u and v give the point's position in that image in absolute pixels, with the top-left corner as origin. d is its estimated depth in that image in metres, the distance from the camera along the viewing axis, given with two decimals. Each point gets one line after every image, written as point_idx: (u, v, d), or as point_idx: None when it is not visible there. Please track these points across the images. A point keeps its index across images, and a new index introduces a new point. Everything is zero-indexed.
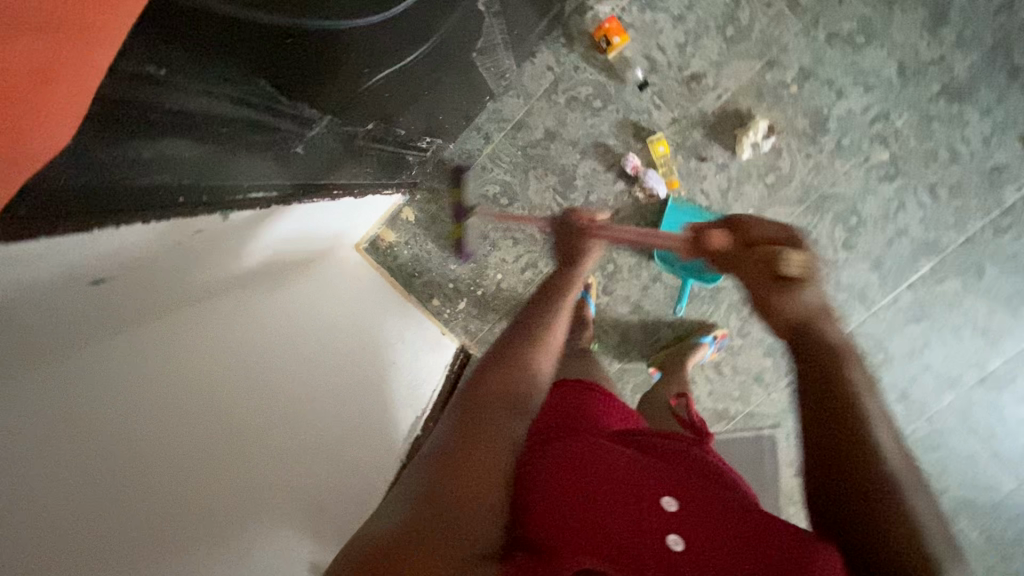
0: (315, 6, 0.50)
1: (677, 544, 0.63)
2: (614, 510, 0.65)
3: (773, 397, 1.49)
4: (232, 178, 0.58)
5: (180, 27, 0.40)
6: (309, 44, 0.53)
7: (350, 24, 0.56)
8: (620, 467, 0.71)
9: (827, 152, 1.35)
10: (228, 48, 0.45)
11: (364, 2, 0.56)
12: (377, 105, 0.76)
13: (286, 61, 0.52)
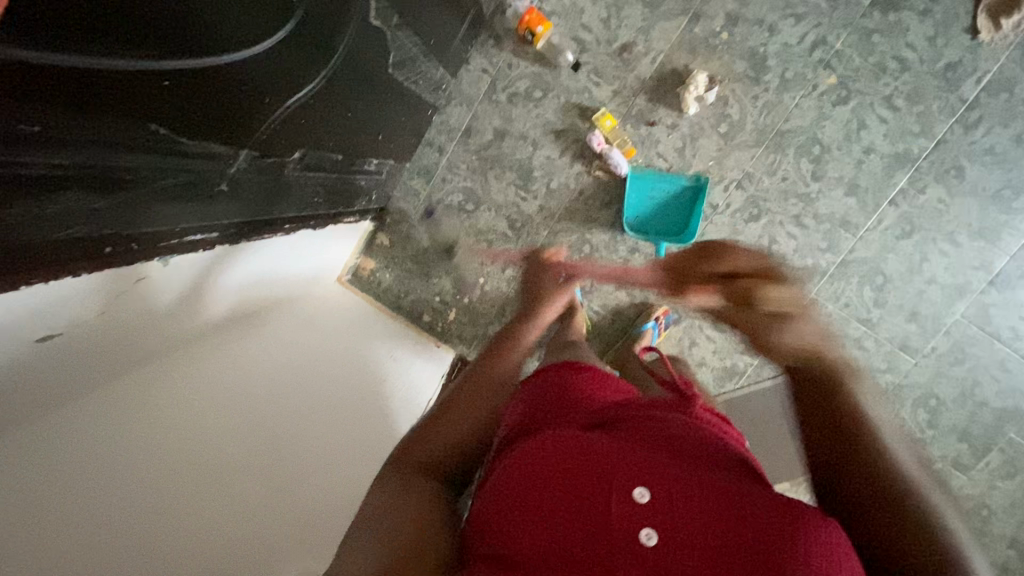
0: (185, 41, 0.51)
1: (653, 539, 0.59)
2: (578, 516, 0.61)
3: None
4: (155, 221, 0.62)
5: (51, 89, 0.42)
6: (192, 81, 0.55)
7: (233, 55, 0.58)
8: (585, 465, 0.65)
9: (774, 89, 1.34)
10: (106, 99, 0.47)
11: (242, 30, 0.58)
12: (299, 133, 0.79)
13: (173, 102, 0.54)
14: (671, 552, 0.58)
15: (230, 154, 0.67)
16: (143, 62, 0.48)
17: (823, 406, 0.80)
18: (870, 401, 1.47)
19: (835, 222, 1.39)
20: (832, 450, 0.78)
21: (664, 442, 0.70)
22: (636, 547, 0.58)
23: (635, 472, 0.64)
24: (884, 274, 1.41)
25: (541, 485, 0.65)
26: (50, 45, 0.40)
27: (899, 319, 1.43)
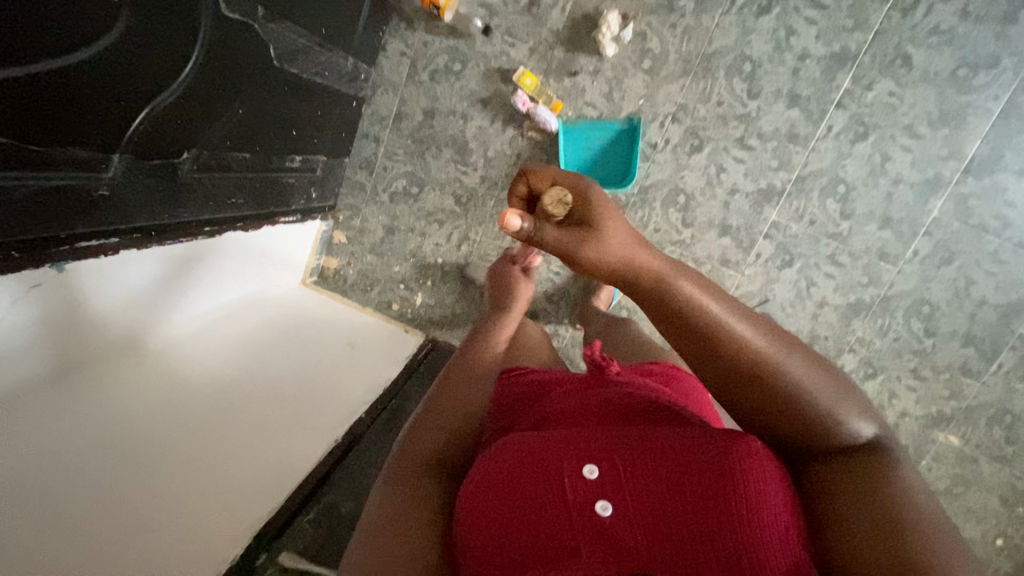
0: (7, 53, 0.55)
1: (608, 510, 0.61)
2: (537, 506, 0.62)
3: (749, 273, 1.41)
4: (31, 228, 0.68)
5: None
6: (30, 92, 0.59)
7: (69, 61, 0.61)
8: (538, 456, 0.65)
9: (691, 13, 1.29)
10: None
11: (76, 34, 0.61)
12: (179, 133, 0.83)
13: (14, 115, 0.59)
14: (627, 521, 0.60)
15: (99, 158, 0.72)
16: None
17: (687, 317, 0.61)
18: (856, 318, 1.41)
19: (783, 137, 1.33)
20: (723, 377, 0.61)
21: (610, 413, 0.71)
22: (593, 522, 0.61)
23: (583, 451, 0.65)
24: (846, 182, 1.33)
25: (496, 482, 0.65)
26: None
27: (871, 228, 1.35)
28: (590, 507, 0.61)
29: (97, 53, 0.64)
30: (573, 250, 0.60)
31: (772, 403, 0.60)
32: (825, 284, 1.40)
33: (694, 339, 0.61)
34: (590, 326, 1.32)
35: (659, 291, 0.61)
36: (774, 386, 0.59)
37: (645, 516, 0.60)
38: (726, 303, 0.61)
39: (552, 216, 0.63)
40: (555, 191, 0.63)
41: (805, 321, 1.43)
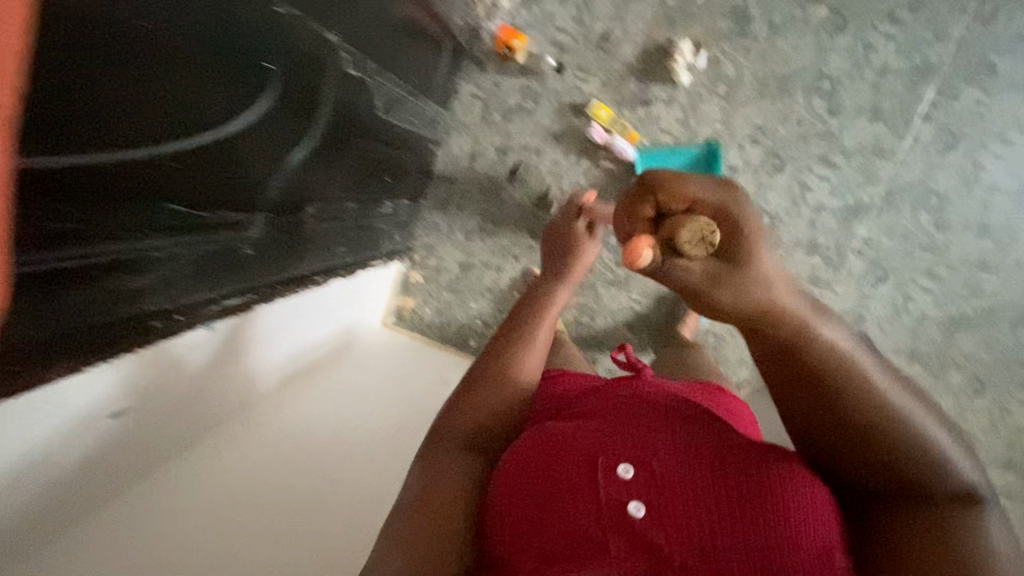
0: (182, 121, 0.56)
1: (642, 511, 0.66)
2: (573, 502, 0.67)
3: (841, 291, 1.38)
4: (191, 292, 0.68)
5: (71, 186, 0.47)
6: (197, 158, 0.60)
7: (230, 125, 0.63)
8: (576, 452, 0.71)
9: (765, 36, 1.30)
10: (119, 190, 0.52)
11: (237, 97, 0.63)
12: (307, 188, 0.85)
13: (182, 181, 0.60)
14: (658, 521, 0.65)
15: (246, 218, 0.73)
16: (164, 139, 0.55)
17: (796, 345, 0.57)
18: (959, 332, 1.36)
19: (868, 152, 1.31)
20: (820, 394, 0.59)
21: (648, 412, 0.76)
22: (627, 522, 0.65)
23: (619, 451, 0.70)
24: (938, 193, 1.31)
25: (528, 477, 0.71)
26: (60, 141, 0.44)
27: (967, 238, 1.32)
28: (624, 506, 0.66)
29: (249, 116, 0.66)
30: (715, 303, 0.53)
31: (868, 422, 0.58)
32: (923, 298, 1.35)
33: (794, 364, 0.58)
34: (686, 354, 1.29)
35: (784, 322, 0.56)
36: (867, 405, 0.58)
37: (681, 518, 0.65)
38: (846, 338, 0.58)
39: (687, 255, 0.51)
40: (693, 223, 0.51)
41: (904, 337, 1.38)
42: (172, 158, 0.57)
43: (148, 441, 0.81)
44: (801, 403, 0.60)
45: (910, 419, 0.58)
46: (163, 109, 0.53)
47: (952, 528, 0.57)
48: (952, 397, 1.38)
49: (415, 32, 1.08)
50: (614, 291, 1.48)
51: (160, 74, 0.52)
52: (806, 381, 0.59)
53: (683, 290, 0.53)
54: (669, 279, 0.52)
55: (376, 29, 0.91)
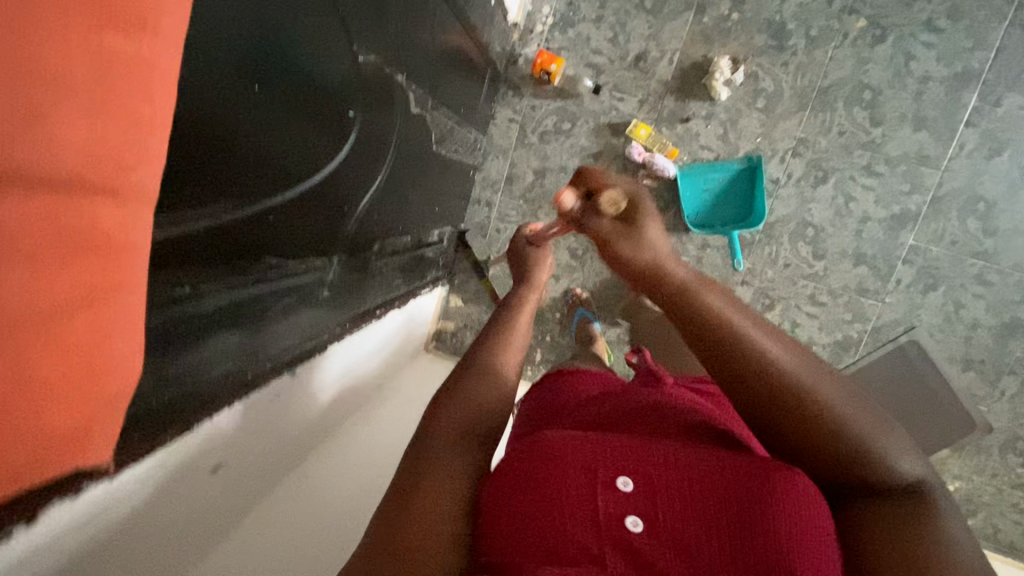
0: (279, 177, 0.58)
1: (639, 525, 0.51)
2: (563, 514, 0.51)
3: (890, 301, 1.37)
4: (279, 341, 0.69)
5: (192, 250, 0.48)
6: (286, 210, 0.62)
7: (314, 176, 0.65)
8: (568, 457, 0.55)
9: (803, 49, 1.30)
10: (228, 250, 0.54)
11: (321, 148, 0.65)
12: (372, 227, 0.86)
13: (274, 234, 0.61)
14: (660, 540, 0.50)
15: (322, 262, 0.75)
16: (258, 198, 0.55)
17: (693, 312, 0.56)
18: (1014, 338, 1.34)
19: (912, 161, 1.31)
20: (732, 372, 0.54)
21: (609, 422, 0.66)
22: (623, 539, 0.50)
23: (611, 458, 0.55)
24: (985, 200, 1.29)
25: (517, 482, 0.54)
26: (186, 210, 0.46)
27: (1018, 242, 1.30)
28: (619, 520, 0.51)
29: (331, 165, 0.67)
30: (619, 255, 0.59)
31: (784, 403, 0.52)
32: (975, 305, 1.34)
33: (698, 332, 0.56)
34: None
35: (676, 289, 0.57)
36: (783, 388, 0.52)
37: (672, 533, 0.51)
38: (760, 324, 0.56)
39: (602, 213, 0.61)
40: (615, 187, 0.62)
41: (957, 345, 1.35)
42: (268, 214, 0.58)
43: (234, 501, 0.71)
44: (720, 385, 0.55)
45: (833, 403, 0.52)
46: (264, 169, 0.55)
47: (923, 531, 0.48)
48: (1009, 405, 1.36)
49: (463, 63, 1.08)
50: None
51: (267, 144, 0.54)
52: (716, 361, 0.55)
53: (596, 235, 0.61)
54: (607, 240, 0.60)
55: (434, 66, 0.91)
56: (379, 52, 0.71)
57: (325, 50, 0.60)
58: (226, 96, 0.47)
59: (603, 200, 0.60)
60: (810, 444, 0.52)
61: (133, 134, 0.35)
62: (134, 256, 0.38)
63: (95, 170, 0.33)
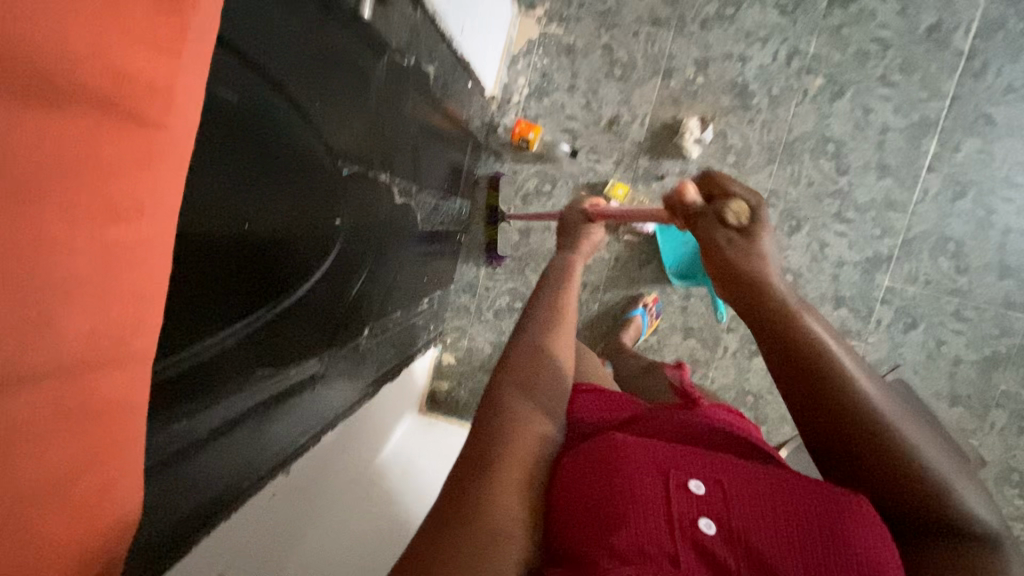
0: (270, 296, 0.62)
1: (712, 527, 0.49)
2: (635, 511, 0.49)
3: (873, 340, 1.40)
4: (274, 442, 0.72)
5: (193, 384, 0.52)
6: (278, 323, 0.65)
7: (304, 287, 0.69)
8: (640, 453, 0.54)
9: (766, 107, 1.37)
10: (226, 372, 0.57)
11: (310, 261, 0.69)
12: (361, 316, 0.90)
13: (268, 346, 0.65)
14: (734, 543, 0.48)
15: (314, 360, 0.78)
16: (252, 319, 0.59)
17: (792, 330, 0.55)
18: (997, 371, 1.37)
19: (880, 207, 1.36)
20: (819, 395, 0.53)
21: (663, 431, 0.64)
22: (694, 540, 0.48)
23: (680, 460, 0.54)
24: (954, 239, 1.34)
25: (585, 477, 0.52)
26: (185, 353, 0.49)
27: (990, 278, 1.34)
28: (691, 522, 0.49)
29: (319, 274, 0.72)
30: (727, 257, 0.57)
31: (875, 437, 0.51)
32: (956, 341, 1.37)
33: (789, 350, 0.55)
34: None
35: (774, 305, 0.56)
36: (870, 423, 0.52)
37: (750, 530, 0.49)
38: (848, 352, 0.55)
39: (723, 219, 0.59)
40: (738, 203, 0.59)
41: (943, 380, 1.39)
42: (262, 331, 0.62)
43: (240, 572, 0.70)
44: (794, 403, 0.55)
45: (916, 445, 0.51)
46: (255, 294, 0.59)
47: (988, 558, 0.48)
48: (1000, 437, 1.38)
49: (446, 142, 1.14)
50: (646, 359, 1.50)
51: (259, 273, 0.58)
52: (808, 380, 0.54)
53: (707, 239, 0.59)
54: (714, 244, 0.59)
55: (416, 155, 0.96)
56: (364, 160, 0.76)
57: (315, 175, 0.64)
58: (221, 246, 0.51)
59: (728, 209, 0.59)
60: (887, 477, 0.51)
61: (124, 308, 0.38)
62: (134, 407, 0.41)
63: (100, 343, 0.36)
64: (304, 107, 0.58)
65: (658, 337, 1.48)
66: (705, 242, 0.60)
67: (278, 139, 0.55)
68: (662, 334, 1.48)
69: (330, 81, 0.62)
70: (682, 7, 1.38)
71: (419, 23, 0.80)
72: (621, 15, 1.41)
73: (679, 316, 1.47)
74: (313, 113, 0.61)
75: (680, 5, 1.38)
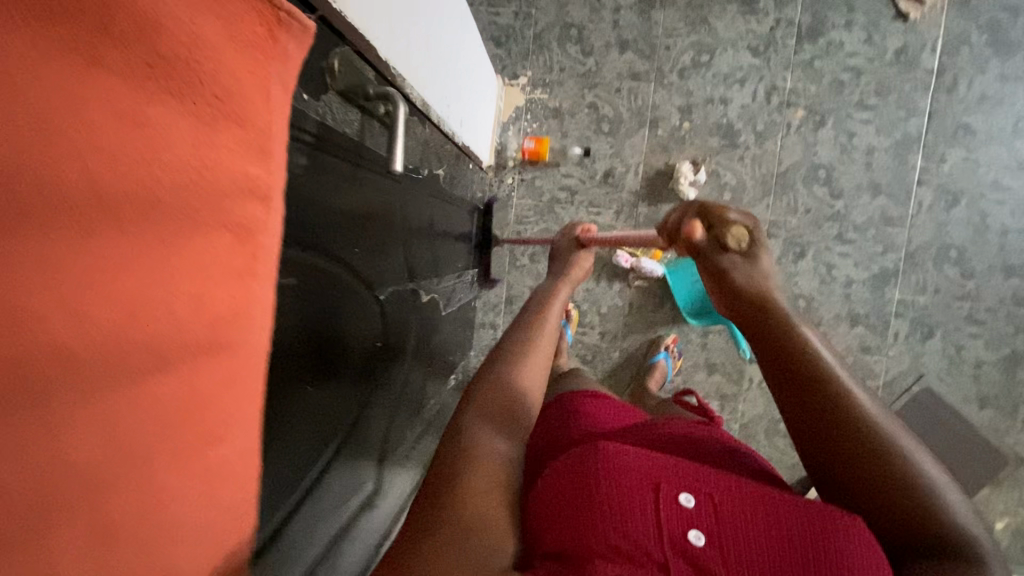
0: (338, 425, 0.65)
1: (701, 538, 0.46)
2: (623, 517, 0.46)
3: (894, 353, 1.43)
4: (358, 559, 0.74)
5: (289, 531, 0.54)
6: (347, 447, 0.69)
7: (362, 407, 0.72)
8: (635, 457, 0.51)
9: (754, 143, 1.42)
10: (313, 509, 0.60)
11: (365, 381, 0.72)
12: (407, 414, 0.93)
13: (341, 470, 0.67)
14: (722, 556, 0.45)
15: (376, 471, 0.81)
16: (326, 454, 0.62)
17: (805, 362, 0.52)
18: (1019, 368, 1.40)
19: (878, 223, 1.40)
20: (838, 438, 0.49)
21: None
22: (682, 554, 0.45)
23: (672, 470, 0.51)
24: (955, 246, 1.38)
25: (584, 474, 0.50)
26: (281, 505, 0.52)
27: (996, 279, 1.38)
28: (681, 527, 0.47)
29: (372, 391, 0.75)
30: (736, 286, 0.55)
31: (879, 464, 0.48)
32: (973, 343, 1.40)
33: (800, 378, 0.52)
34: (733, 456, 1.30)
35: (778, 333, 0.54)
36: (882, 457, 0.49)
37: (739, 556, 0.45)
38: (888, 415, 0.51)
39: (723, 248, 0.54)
40: (739, 224, 0.54)
41: (968, 384, 1.41)
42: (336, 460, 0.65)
43: None
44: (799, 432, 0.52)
45: (929, 480, 0.48)
46: (328, 430, 0.62)
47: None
48: None
49: (457, 224, 1.16)
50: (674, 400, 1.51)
51: (324, 424, 0.60)
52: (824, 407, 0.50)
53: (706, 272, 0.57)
54: (720, 269, 0.55)
55: (433, 249, 0.98)
56: (393, 276, 0.78)
57: (356, 311, 0.66)
58: (292, 418, 0.53)
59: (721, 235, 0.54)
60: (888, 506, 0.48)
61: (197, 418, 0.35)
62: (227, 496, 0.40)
63: (180, 441, 0.34)
64: (344, 257, 0.60)
65: (683, 377, 1.49)
66: (708, 264, 0.56)
67: (326, 298, 0.58)
68: (686, 373, 1.49)
69: (363, 221, 0.64)
70: (659, 60, 1.44)
71: (428, 136, 0.84)
72: (602, 74, 1.46)
73: (701, 353, 1.49)
74: (351, 257, 0.63)
75: (657, 57, 1.44)
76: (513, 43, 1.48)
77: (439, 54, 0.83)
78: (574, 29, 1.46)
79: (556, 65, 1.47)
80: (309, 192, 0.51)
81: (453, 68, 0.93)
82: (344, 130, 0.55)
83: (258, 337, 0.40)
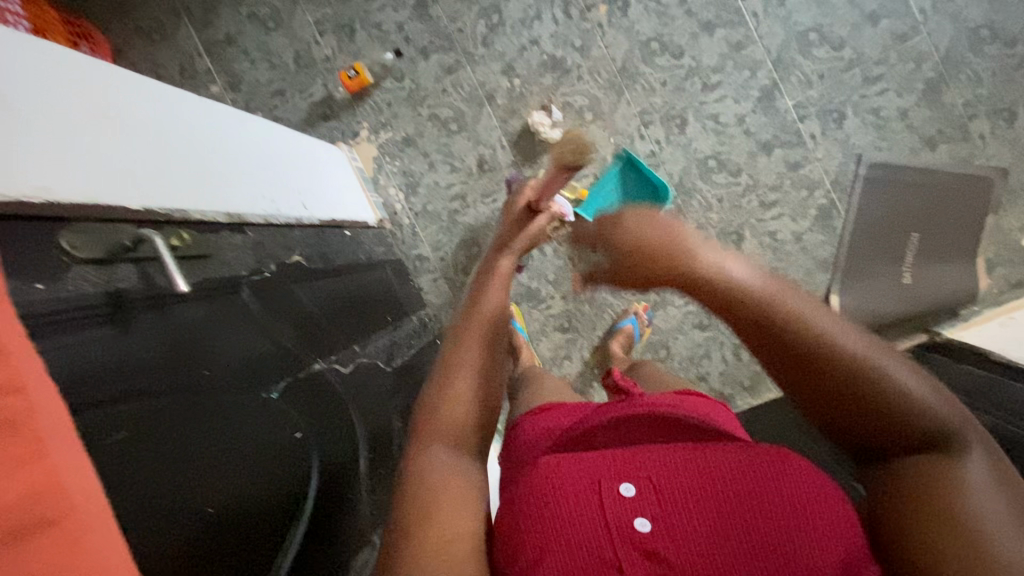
0: (285, 529, 0.68)
1: (648, 525, 0.56)
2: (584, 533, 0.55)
3: (824, 152, 1.38)
4: None
5: None
6: (309, 538, 0.72)
7: (311, 487, 0.75)
8: (574, 470, 0.61)
9: (582, 59, 1.43)
10: None
11: (301, 472, 0.74)
12: (383, 472, 0.96)
13: (313, 559, 0.72)
14: (664, 536, 0.55)
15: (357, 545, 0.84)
16: (279, 556, 0.66)
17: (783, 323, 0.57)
18: (941, 93, 1.34)
19: (733, 53, 1.38)
20: (855, 395, 0.54)
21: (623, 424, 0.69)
22: (636, 541, 0.55)
23: (621, 467, 0.61)
24: (812, 28, 1.35)
25: (548, 501, 0.58)
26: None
27: (868, 32, 1.34)
28: (631, 523, 0.56)
29: (315, 472, 0.77)
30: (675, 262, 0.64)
31: (895, 420, 0.53)
32: (887, 100, 1.35)
33: (810, 362, 0.56)
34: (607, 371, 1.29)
35: (759, 308, 0.58)
36: (905, 411, 0.53)
37: (688, 527, 0.56)
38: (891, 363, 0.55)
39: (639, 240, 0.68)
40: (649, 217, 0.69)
41: (907, 137, 1.36)
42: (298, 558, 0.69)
43: None
44: (812, 399, 0.56)
45: (929, 403, 0.54)
46: (274, 526, 0.66)
47: (971, 476, 0.51)
48: (994, 142, 1.34)
49: (364, 287, 1.19)
50: (662, 313, 1.50)
51: (263, 516, 0.65)
52: (817, 381, 0.55)
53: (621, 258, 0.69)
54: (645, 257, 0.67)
55: (338, 322, 1.01)
56: (288, 372, 0.80)
57: (245, 419, 0.68)
58: (203, 550, 0.56)
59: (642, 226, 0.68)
60: (917, 446, 0.54)
61: (52, 532, 0.40)
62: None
63: (46, 548, 0.39)
64: (199, 389, 0.63)
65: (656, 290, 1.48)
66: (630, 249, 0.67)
67: (190, 430, 0.59)
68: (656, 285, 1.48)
69: (206, 344, 0.67)
70: (460, 43, 1.48)
71: (256, 238, 0.87)
72: (423, 86, 1.50)
73: None
74: (209, 386, 0.65)
75: (457, 42, 1.48)
76: (338, 110, 1.54)
77: (221, 170, 0.86)
78: (378, 65, 1.51)
79: (383, 104, 1.52)
80: (103, 356, 0.54)
81: (251, 160, 0.97)
82: (121, 285, 0.59)
83: (84, 489, 0.44)
